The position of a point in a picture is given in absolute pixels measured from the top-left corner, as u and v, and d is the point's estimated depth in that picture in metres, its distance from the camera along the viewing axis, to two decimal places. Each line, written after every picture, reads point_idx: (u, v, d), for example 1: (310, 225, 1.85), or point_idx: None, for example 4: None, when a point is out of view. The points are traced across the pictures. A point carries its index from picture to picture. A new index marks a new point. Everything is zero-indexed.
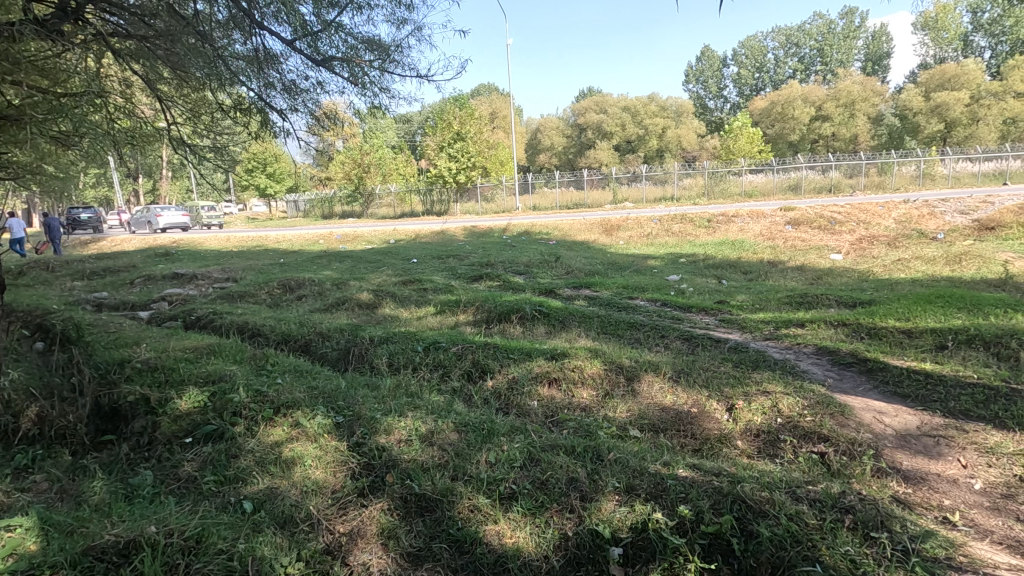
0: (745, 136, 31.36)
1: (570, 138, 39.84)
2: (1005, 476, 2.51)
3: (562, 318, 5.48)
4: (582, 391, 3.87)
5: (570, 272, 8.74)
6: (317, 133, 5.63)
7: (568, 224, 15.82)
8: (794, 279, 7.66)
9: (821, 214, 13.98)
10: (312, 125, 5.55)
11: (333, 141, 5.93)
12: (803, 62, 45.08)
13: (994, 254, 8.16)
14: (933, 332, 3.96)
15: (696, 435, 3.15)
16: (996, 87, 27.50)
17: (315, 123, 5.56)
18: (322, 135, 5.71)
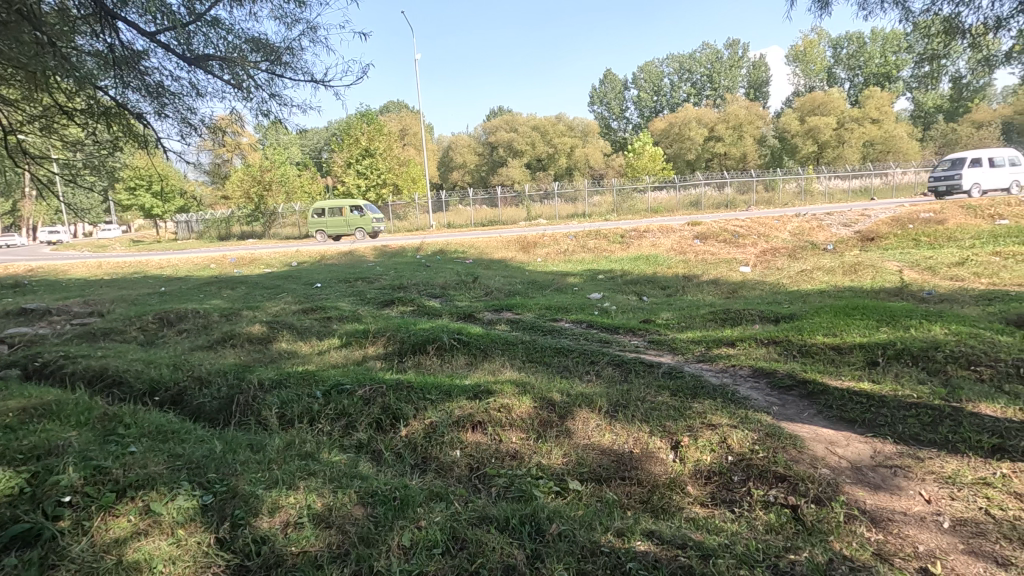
0: (647, 155, 32.82)
1: (482, 156, 39.71)
2: (971, 510, 2.30)
3: (483, 347, 4.98)
4: (510, 434, 3.37)
5: (489, 293, 8.31)
6: (211, 148, 4.95)
7: (484, 242, 15.42)
8: (711, 293, 7.70)
9: (725, 228, 14.61)
10: (201, 138, 4.85)
11: (231, 157, 5.24)
12: (695, 87, 48.36)
13: (882, 263, 8.73)
14: (862, 348, 3.93)
15: (643, 482, 2.75)
16: (856, 113, 30.64)
17: (208, 136, 4.89)
18: (217, 150, 5.01)
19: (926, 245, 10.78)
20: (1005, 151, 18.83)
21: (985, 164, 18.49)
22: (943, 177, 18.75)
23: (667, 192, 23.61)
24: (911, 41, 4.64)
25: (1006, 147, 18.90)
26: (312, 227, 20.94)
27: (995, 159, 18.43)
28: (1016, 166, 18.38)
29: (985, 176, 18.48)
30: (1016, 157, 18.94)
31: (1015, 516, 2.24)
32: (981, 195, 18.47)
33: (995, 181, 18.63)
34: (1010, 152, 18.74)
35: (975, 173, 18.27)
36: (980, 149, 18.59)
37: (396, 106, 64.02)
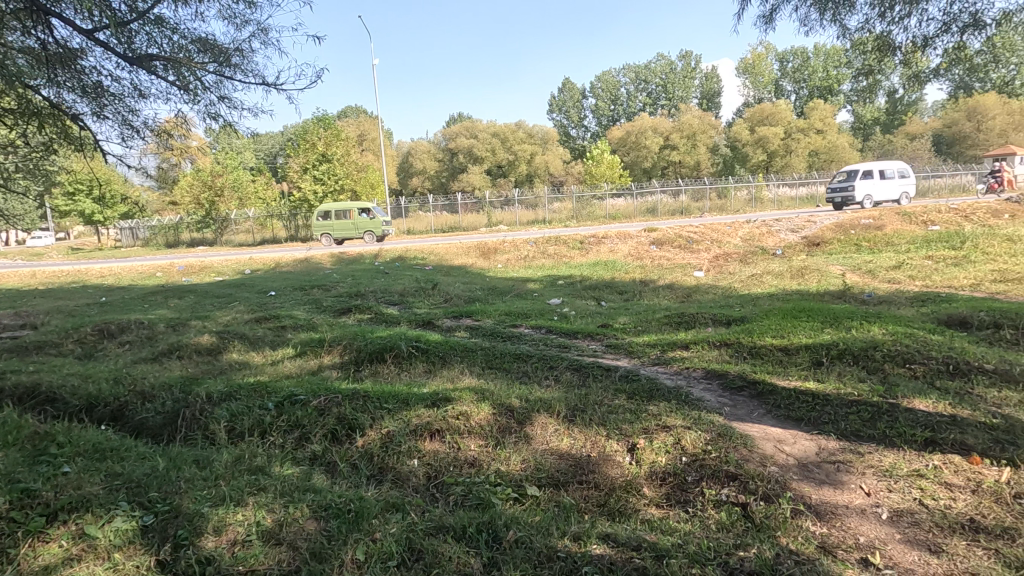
0: (606, 163, 33.40)
1: (442, 162, 39.51)
2: (907, 501, 2.41)
3: (442, 354, 4.94)
4: (469, 442, 3.34)
5: (449, 300, 8.26)
6: (156, 152, 4.75)
7: (444, 248, 15.33)
8: (667, 297, 7.89)
9: (680, 234, 14.99)
10: (146, 141, 4.65)
11: (179, 160, 5.05)
12: (651, 97, 49.59)
13: (826, 267, 9.15)
14: (807, 349, 4.10)
15: (600, 485, 2.77)
16: (802, 124, 32.12)
17: (153, 139, 4.70)
18: (164, 154, 4.82)
19: (866, 250, 11.34)
20: (895, 164, 19.91)
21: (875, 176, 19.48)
22: (840, 189, 19.65)
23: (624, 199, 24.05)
24: (850, 57, 4.84)
25: (896, 160, 19.98)
26: (318, 230, 20.31)
27: (885, 172, 19.44)
28: (904, 178, 19.43)
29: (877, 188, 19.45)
30: (905, 169, 20.03)
31: (947, 505, 2.36)
32: (873, 206, 19.43)
33: (886, 193, 19.65)
34: (899, 165, 19.81)
35: (866, 185, 19.24)
36: (871, 162, 19.61)
37: (353, 111, 63.03)
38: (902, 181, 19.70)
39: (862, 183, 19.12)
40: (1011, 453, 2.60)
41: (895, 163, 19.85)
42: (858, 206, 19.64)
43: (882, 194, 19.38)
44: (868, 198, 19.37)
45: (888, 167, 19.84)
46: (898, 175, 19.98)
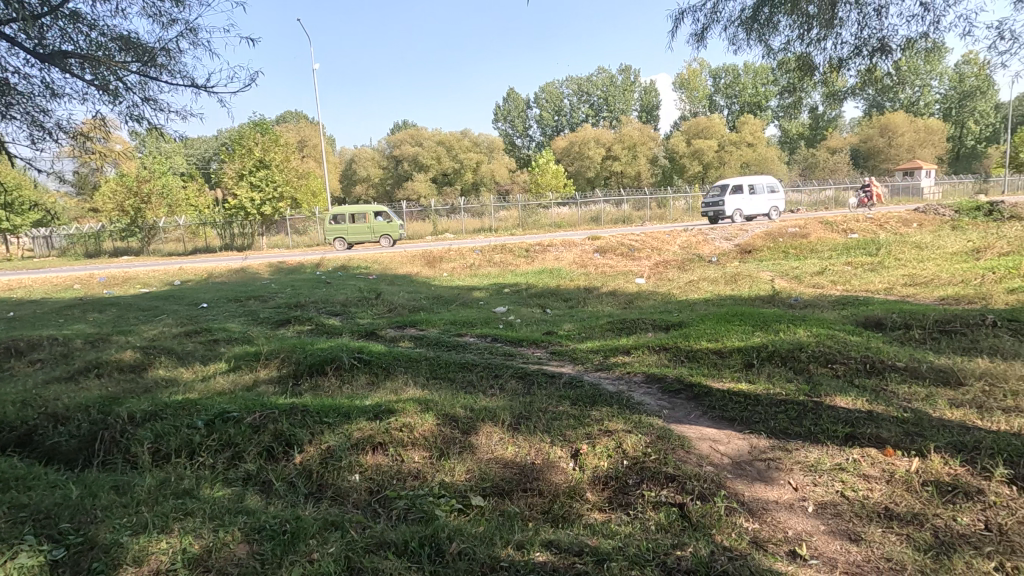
0: (550, 172, 33.89)
1: (386, 170, 38.92)
2: (830, 494, 2.56)
3: (386, 365, 4.84)
4: (413, 454, 3.29)
5: (393, 309, 8.13)
6: (74, 155, 4.45)
7: (388, 257, 15.08)
8: (609, 304, 8.08)
9: (622, 242, 15.40)
10: (63, 144, 4.34)
11: (101, 165, 4.73)
12: (593, 108, 50.85)
13: (757, 274, 9.64)
14: (740, 351, 4.30)
15: (545, 492, 2.78)
16: (734, 137, 33.86)
17: (70, 142, 4.40)
18: (83, 158, 4.51)
19: (793, 256, 12.03)
20: (764, 179, 20.91)
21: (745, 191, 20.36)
22: (712, 203, 20.57)
23: (568, 208, 24.46)
24: (775, 75, 5.13)
25: (765, 176, 20.99)
26: (331, 234, 19.80)
27: (754, 188, 20.34)
28: (770, 194, 20.55)
29: (746, 202, 20.34)
30: (774, 185, 21.04)
31: (865, 495, 2.52)
32: (743, 220, 20.30)
33: (755, 207, 20.60)
34: (768, 180, 20.81)
35: (736, 199, 20.08)
36: (743, 177, 20.53)
37: (292, 117, 61.12)
38: (770, 196, 20.70)
39: (732, 197, 19.94)
40: (919, 443, 2.81)
41: (764, 179, 20.85)
42: (729, 220, 20.47)
43: (751, 209, 20.29)
44: (738, 212, 20.22)
45: (758, 183, 20.80)
46: (768, 190, 20.98)
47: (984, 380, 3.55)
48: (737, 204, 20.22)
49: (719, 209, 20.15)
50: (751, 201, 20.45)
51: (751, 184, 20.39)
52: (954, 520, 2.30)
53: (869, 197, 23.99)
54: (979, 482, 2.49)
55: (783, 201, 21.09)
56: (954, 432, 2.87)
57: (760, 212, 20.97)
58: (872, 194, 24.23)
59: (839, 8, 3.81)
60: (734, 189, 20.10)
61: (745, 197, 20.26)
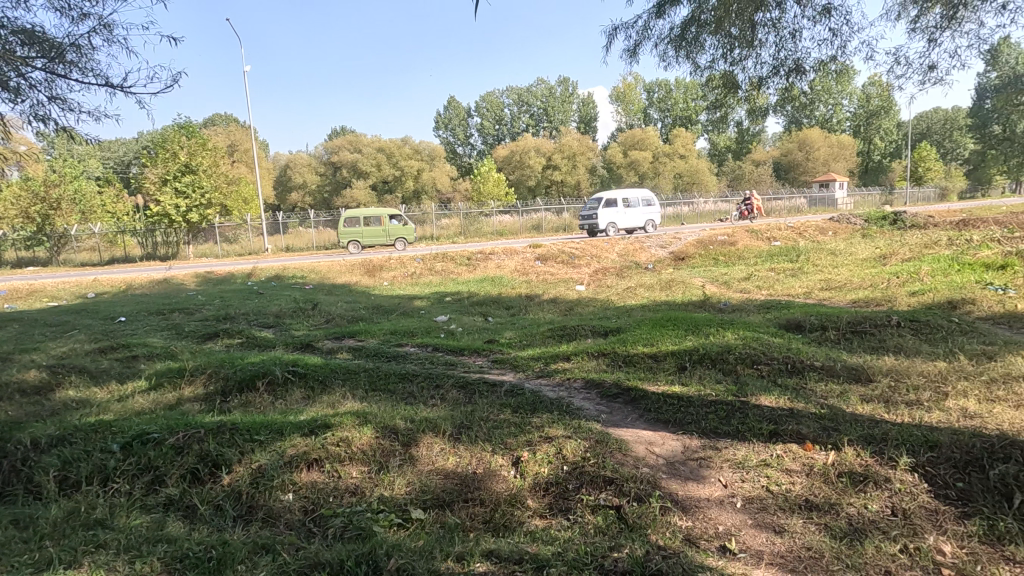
0: (492, 180, 34.05)
1: (324, 177, 37.82)
2: (757, 489, 2.69)
3: (322, 378, 4.67)
4: (350, 469, 3.19)
5: (330, 320, 7.89)
6: None
7: (326, 266, 14.62)
8: (550, 311, 8.19)
9: (563, 249, 15.67)
10: None
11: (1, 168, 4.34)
12: (533, 118, 51.59)
13: (690, 280, 10.05)
14: (673, 355, 4.47)
15: (486, 501, 2.77)
16: (667, 149, 35.28)
17: None
18: None
19: (722, 263, 12.65)
20: (640, 192, 21.10)
21: (620, 204, 20.49)
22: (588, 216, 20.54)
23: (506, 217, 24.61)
24: (704, 90, 5.37)
25: (640, 189, 21.17)
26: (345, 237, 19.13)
27: (628, 201, 20.47)
28: (644, 207, 20.70)
29: (620, 216, 20.44)
30: (650, 199, 21.25)
31: (787, 488, 2.67)
32: (617, 234, 20.33)
33: (630, 220, 20.71)
34: (642, 194, 21.01)
35: (609, 212, 20.12)
36: (618, 191, 20.65)
37: (222, 119, 58.42)
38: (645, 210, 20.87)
39: (606, 210, 19.96)
40: (834, 437, 3.01)
41: (640, 193, 21.04)
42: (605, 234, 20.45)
43: (625, 222, 20.38)
44: (612, 226, 20.23)
45: (632, 196, 20.97)
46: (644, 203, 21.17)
47: (889, 376, 3.86)
48: (610, 218, 20.26)
49: (593, 223, 20.13)
50: (626, 215, 20.55)
51: (625, 198, 20.53)
52: (864, 508, 2.48)
53: (753, 210, 25.01)
54: (886, 471, 2.69)
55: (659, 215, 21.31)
56: (865, 426, 3.10)
57: (636, 225, 21.09)
58: (753, 208, 25.07)
59: (757, 30, 4.05)
60: (608, 202, 20.15)
61: (619, 210, 20.34)
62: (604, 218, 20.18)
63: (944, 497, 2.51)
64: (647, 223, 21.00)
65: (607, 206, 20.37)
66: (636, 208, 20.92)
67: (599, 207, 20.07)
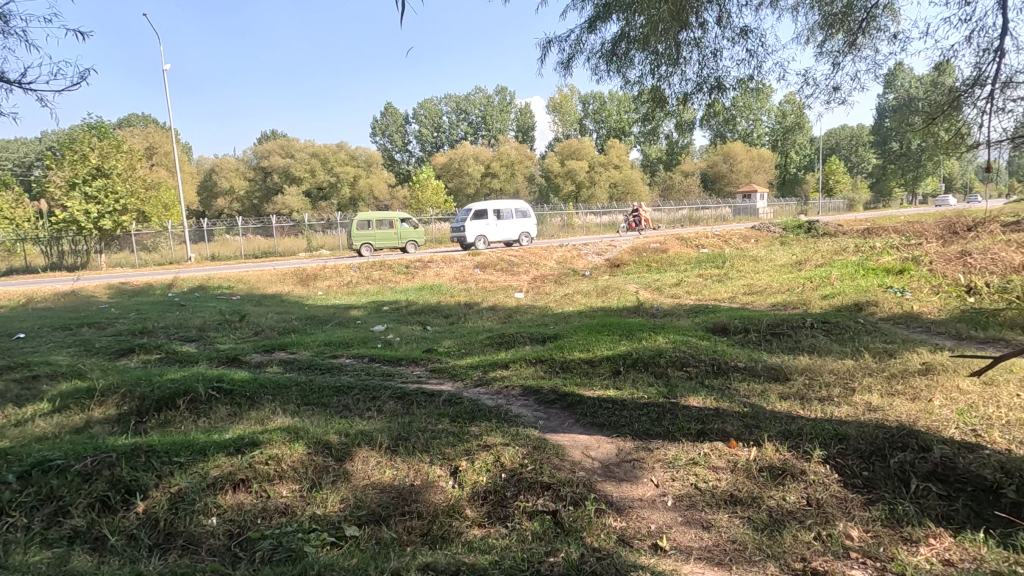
0: (431, 188, 33.80)
1: (253, 182, 36.22)
2: (686, 487, 2.80)
3: (250, 394, 4.45)
4: (281, 488, 3.05)
5: (259, 332, 7.54)
6: None
7: (255, 275, 13.98)
8: (490, 319, 8.20)
9: (502, 257, 15.75)
10: None
11: None
12: (472, 127, 51.72)
13: (625, 286, 10.38)
14: (608, 359, 4.59)
15: (423, 514, 2.72)
16: (602, 159, 36.32)
17: None
18: None
19: (655, 270, 13.14)
20: (513, 203, 20.44)
21: (490, 216, 19.74)
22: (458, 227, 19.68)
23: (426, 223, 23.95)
24: (636, 103, 5.56)
25: (514, 200, 20.48)
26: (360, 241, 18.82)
27: (499, 212, 19.76)
28: (516, 218, 20.06)
29: (490, 228, 19.68)
30: (524, 210, 20.68)
31: (714, 485, 2.80)
32: (486, 246, 19.59)
33: (502, 233, 20.00)
34: (515, 205, 20.39)
35: (478, 225, 19.31)
36: (490, 201, 19.88)
37: (140, 121, 54.80)
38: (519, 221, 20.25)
39: (474, 222, 19.16)
40: (756, 434, 3.18)
41: (515, 204, 20.43)
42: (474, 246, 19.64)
43: (495, 234, 19.67)
44: (481, 239, 19.41)
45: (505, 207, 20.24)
46: (518, 215, 20.58)
47: (804, 374, 4.14)
48: (479, 230, 19.46)
49: (460, 235, 19.26)
50: (497, 227, 19.83)
51: (496, 209, 19.78)
52: (783, 499, 2.63)
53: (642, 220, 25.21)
54: (802, 463, 2.87)
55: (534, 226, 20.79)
56: (783, 422, 3.30)
57: (510, 237, 20.43)
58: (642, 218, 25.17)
59: (682, 48, 4.26)
60: (477, 214, 19.33)
61: (489, 222, 19.57)
62: (473, 231, 19.34)
63: (852, 485, 2.71)
64: (521, 235, 20.40)
65: (477, 217, 19.59)
66: (510, 220, 20.27)
67: (468, 219, 19.23)
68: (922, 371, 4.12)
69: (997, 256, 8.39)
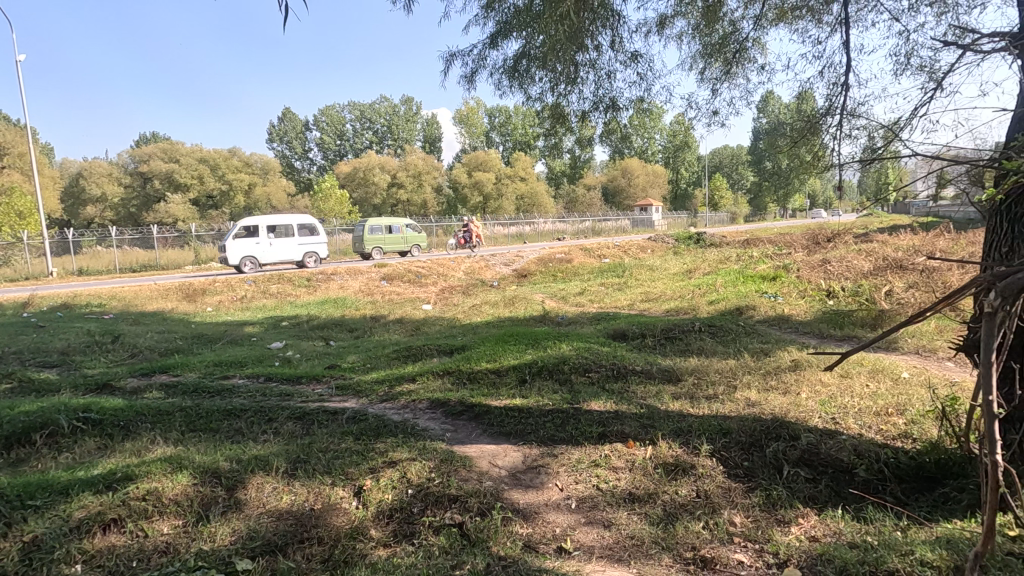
0: (334, 198, 32.59)
1: (130, 188, 32.84)
2: (589, 489, 2.91)
3: (124, 424, 4.01)
4: (161, 525, 2.77)
5: (137, 354, 6.83)
6: None
7: (132, 291, 12.63)
8: (397, 331, 8.03)
9: (410, 268, 15.49)
10: None
11: None
12: (377, 135, 50.60)
13: (531, 296, 10.61)
14: (515, 368, 4.67)
15: (324, 539, 2.59)
16: (509, 172, 36.95)
17: None
18: None
19: (560, 279, 13.57)
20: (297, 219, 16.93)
21: (263, 234, 16.07)
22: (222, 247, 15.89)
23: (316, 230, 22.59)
24: (540, 119, 5.73)
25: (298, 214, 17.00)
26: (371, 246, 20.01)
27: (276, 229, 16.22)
28: (297, 237, 16.60)
29: (261, 249, 16.02)
30: (310, 226, 17.29)
31: (614, 484, 2.93)
32: (257, 272, 15.93)
33: (278, 254, 16.41)
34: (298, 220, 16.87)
35: (244, 244, 15.58)
36: (266, 216, 16.28)
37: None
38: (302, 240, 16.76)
39: (238, 242, 15.45)
40: (651, 434, 3.38)
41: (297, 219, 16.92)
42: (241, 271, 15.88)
43: (268, 257, 16.04)
44: (248, 261, 15.73)
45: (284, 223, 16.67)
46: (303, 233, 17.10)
47: (693, 375, 4.47)
48: (247, 250, 15.75)
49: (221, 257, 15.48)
50: (271, 248, 16.22)
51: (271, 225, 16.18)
52: (676, 493, 2.81)
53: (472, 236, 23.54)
54: (692, 458, 3.08)
55: (323, 247, 17.38)
56: (675, 421, 3.53)
57: (290, 259, 16.87)
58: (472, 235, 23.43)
59: (579, 69, 4.48)
60: (243, 231, 15.60)
61: (260, 241, 15.94)
62: (236, 252, 15.59)
63: (735, 476, 2.95)
64: (306, 256, 16.91)
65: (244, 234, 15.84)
66: (290, 238, 16.73)
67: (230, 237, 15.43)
68: (792, 367, 4.59)
69: (850, 264, 9.56)
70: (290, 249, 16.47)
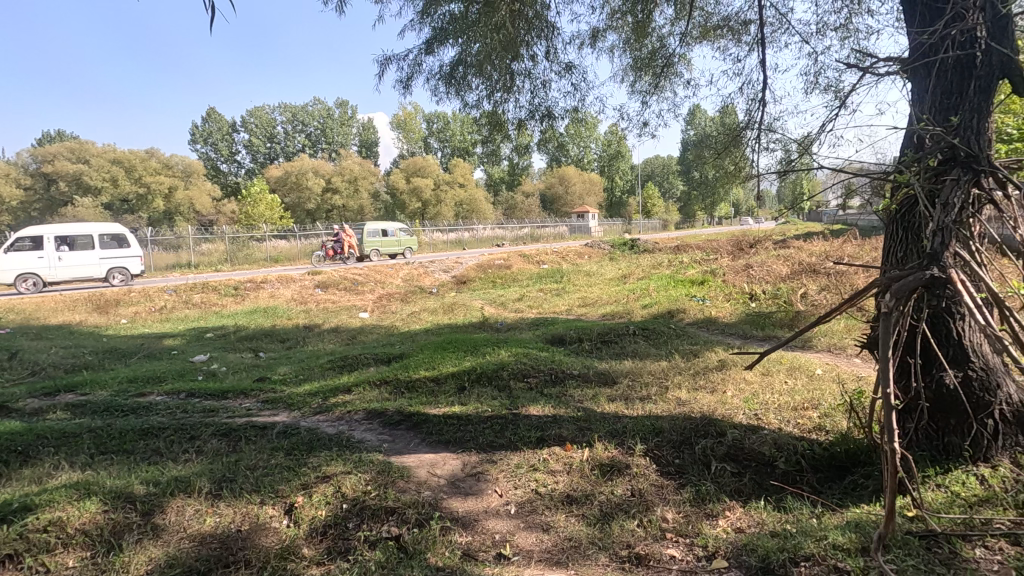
0: (264, 203, 31.20)
1: (30, 191, 30.00)
2: (527, 493, 2.93)
3: (22, 450, 3.64)
4: (64, 559, 2.53)
5: (38, 372, 6.24)
6: None
7: (32, 303, 11.53)
8: (332, 341, 7.79)
9: (345, 275, 15.06)
10: None
11: None
12: (310, 139, 48.98)
13: (471, 302, 10.60)
14: (454, 376, 4.64)
15: (252, 561, 2.46)
16: (448, 178, 36.74)
17: None
18: None
19: (499, 285, 13.62)
20: (103, 228, 13.87)
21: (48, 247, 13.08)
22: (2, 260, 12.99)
23: (244, 236, 21.52)
24: (479, 126, 5.73)
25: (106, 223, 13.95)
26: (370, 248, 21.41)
27: (69, 241, 13.27)
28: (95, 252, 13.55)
29: (46, 265, 13.06)
30: (121, 236, 14.21)
31: (552, 487, 2.96)
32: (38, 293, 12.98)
33: (71, 271, 13.41)
34: (102, 230, 13.79)
35: (19, 260, 12.64)
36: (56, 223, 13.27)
37: None
38: (103, 254, 13.76)
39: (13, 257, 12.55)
40: (588, 436, 3.45)
41: (101, 228, 13.85)
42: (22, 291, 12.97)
43: (53, 275, 13.07)
44: (25, 280, 12.79)
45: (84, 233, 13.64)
46: (111, 243, 14.02)
47: (628, 377, 4.61)
48: (26, 266, 12.84)
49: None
50: (60, 264, 13.24)
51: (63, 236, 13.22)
52: (612, 493, 2.87)
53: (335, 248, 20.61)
54: (627, 458, 3.17)
55: (136, 262, 14.27)
56: (611, 422, 3.63)
57: (90, 275, 13.83)
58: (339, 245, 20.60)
59: (515, 78, 4.52)
60: (19, 243, 12.67)
61: (42, 255, 12.95)
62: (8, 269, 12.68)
63: (667, 473, 3.05)
64: (112, 273, 13.93)
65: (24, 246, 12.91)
66: (90, 251, 13.69)
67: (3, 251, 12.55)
68: (719, 366, 4.84)
69: (770, 268, 10.17)
70: (87, 265, 13.43)
